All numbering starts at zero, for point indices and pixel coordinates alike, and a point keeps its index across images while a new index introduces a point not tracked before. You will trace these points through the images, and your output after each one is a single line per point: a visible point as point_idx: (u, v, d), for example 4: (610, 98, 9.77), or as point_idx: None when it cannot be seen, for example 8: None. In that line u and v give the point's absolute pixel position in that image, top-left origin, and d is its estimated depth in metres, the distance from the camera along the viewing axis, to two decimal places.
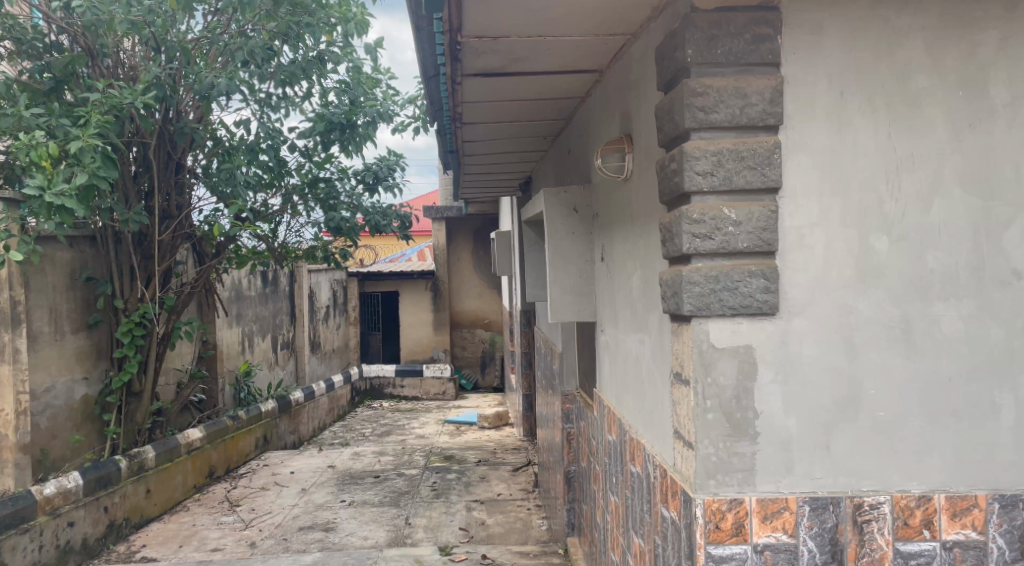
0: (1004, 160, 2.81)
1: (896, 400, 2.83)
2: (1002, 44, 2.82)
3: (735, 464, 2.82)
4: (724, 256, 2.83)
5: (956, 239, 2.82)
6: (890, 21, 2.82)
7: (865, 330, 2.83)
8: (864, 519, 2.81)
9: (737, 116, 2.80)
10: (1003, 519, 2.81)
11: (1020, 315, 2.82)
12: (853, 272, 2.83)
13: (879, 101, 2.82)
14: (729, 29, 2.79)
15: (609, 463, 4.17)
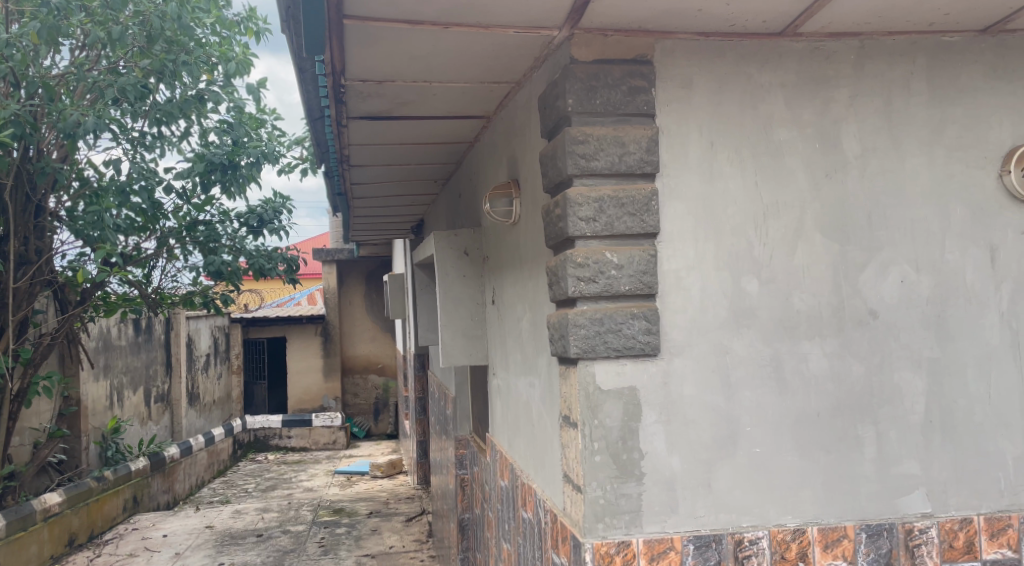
0: (858, 208, 2.99)
1: (771, 436, 2.92)
2: (851, 101, 3.00)
3: (622, 505, 2.84)
4: (609, 299, 2.89)
5: (818, 281, 2.97)
6: (753, 77, 2.96)
7: (740, 370, 2.92)
8: (744, 554, 2.87)
9: (617, 163, 2.87)
10: (870, 548, 2.92)
11: (878, 352, 2.98)
12: (728, 313, 2.93)
13: (745, 152, 2.95)
14: (606, 81, 2.87)
15: (501, 509, 4.13)
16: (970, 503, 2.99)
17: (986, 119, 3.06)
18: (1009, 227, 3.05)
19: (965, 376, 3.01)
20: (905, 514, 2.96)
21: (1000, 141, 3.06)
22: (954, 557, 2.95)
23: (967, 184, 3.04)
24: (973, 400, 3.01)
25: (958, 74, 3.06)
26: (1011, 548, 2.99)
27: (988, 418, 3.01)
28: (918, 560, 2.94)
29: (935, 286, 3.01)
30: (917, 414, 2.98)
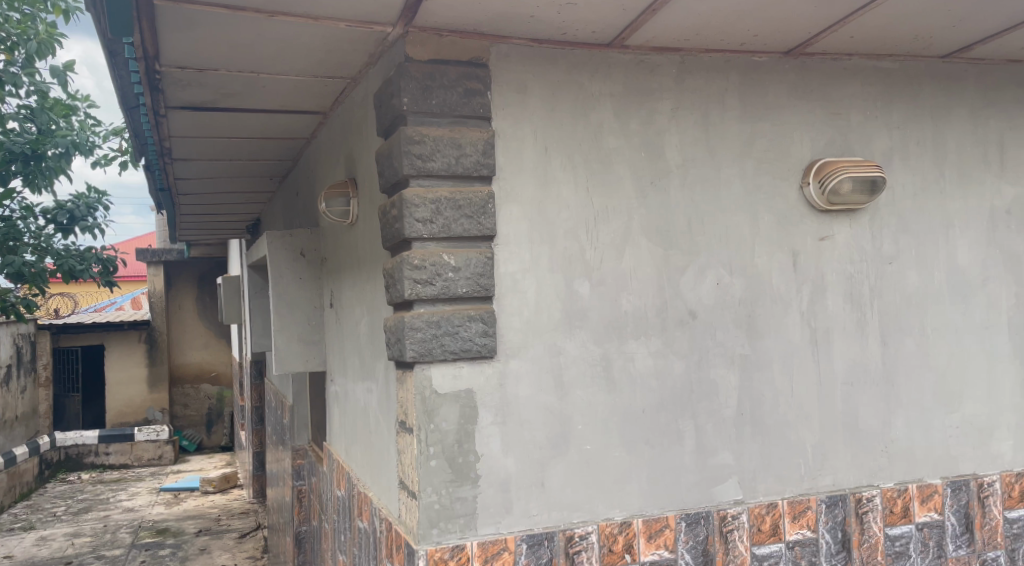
0: (679, 215, 3.13)
1: (600, 433, 3.00)
2: (674, 112, 3.14)
3: (457, 509, 2.82)
4: (446, 301, 2.87)
5: (644, 284, 3.08)
6: (584, 85, 3.03)
7: (572, 369, 2.98)
8: (575, 551, 2.93)
9: (453, 165, 2.86)
10: (689, 536, 3.07)
11: (696, 350, 3.13)
12: (560, 315, 2.98)
13: (577, 157, 3.02)
14: (442, 81, 2.85)
15: (337, 520, 4.02)
16: (776, 489, 3.22)
17: (790, 134, 3.28)
18: (808, 234, 3.29)
19: (771, 371, 3.23)
20: (719, 502, 3.14)
21: (802, 155, 3.29)
22: (762, 540, 3.16)
23: (773, 195, 3.25)
24: (778, 393, 3.23)
25: (766, 92, 3.26)
26: (811, 529, 3.23)
27: (791, 409, 3.25)
28: (730, 546, 3.12)
29: (746, 289, 3.21)
30: (730, 408, 3.17)
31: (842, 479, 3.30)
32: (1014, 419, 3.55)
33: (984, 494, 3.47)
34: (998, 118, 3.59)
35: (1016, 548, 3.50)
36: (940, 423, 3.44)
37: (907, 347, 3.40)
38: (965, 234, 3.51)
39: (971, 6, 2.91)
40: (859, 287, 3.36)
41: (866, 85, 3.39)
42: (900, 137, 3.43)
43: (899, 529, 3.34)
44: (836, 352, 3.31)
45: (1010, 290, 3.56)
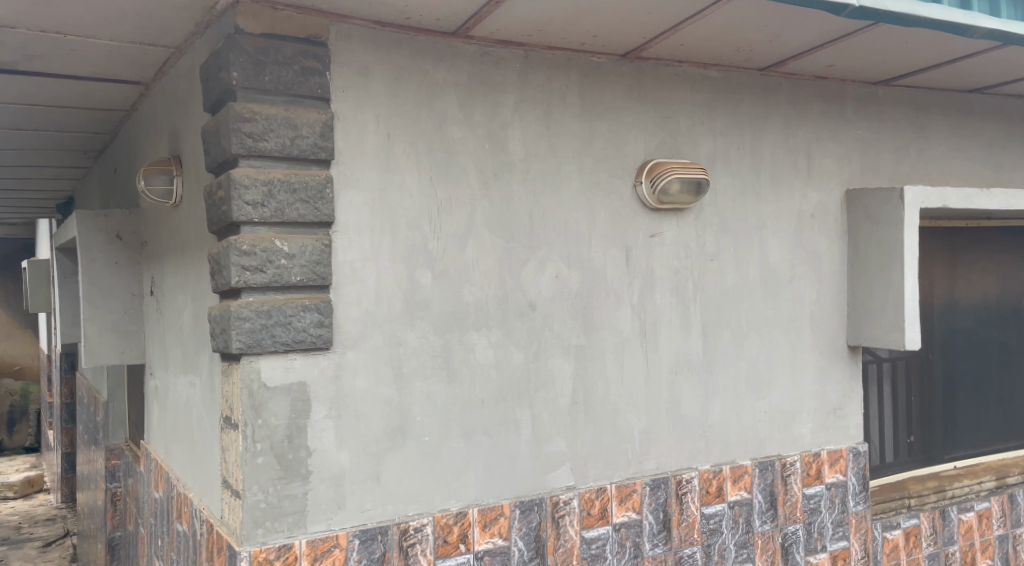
0: (522, 208, 3.14)
1: (438, 425, 2.96)
2: (517, 106, 3.14)
3: (285, 507, 2.70)
4: (277, 290, 2.73)
5: (485, 275, 3.07)
6: (428, 72, 2.96)
7: (412, 361, 2.92)
8: (409, 544, 2.88)
9: (288, 146, 2.72)
10: (522, 523, 3.10)
11: (535, 340, 3.16)
12: (400, 305, 2.91)
13: (420, 144, 2.95)
14: (276, 58, 2.70)
15: (154, 523, 3.75)
16: (604, 474, 3.31)
17: (624, 134, 3.36)
18: (640, 231, 3.40)
19: (604, 361, 3.31)
20: (552, 488, 3.19)
21: (637, 155, 3.39)
22: (591, 524, 3.25)
23: (609, 192, 3.33)
24: (610, 382, 3.32)
25: (604, 93, 3.33)
26: (635, 511, 3.35)
27: (621, 397, 3.35)
28: (561, 531, 3.18)
29: (582, 282, 3.27)
30: (566, 397, 3.22)
31: (665, 462, 3.45)
32: (814, 404, 3.84)
33: (787, 472, 3.72)
34: (807, 129, 3.82)
35: (813, 521, 3.76)
36: (751, 409, 3.66)
37: (724, 339, 3.60)
38: (777, 234, 3.74)
39: (787, 24, 3.10)
40: (685, 282, 3.51)
41: (696, 90, 3.54)
42: (723, 142, 3.60)
43: (714, 507, 3.53)
44: (663, 343, 3.45)
45: (813, 288, 3.84)
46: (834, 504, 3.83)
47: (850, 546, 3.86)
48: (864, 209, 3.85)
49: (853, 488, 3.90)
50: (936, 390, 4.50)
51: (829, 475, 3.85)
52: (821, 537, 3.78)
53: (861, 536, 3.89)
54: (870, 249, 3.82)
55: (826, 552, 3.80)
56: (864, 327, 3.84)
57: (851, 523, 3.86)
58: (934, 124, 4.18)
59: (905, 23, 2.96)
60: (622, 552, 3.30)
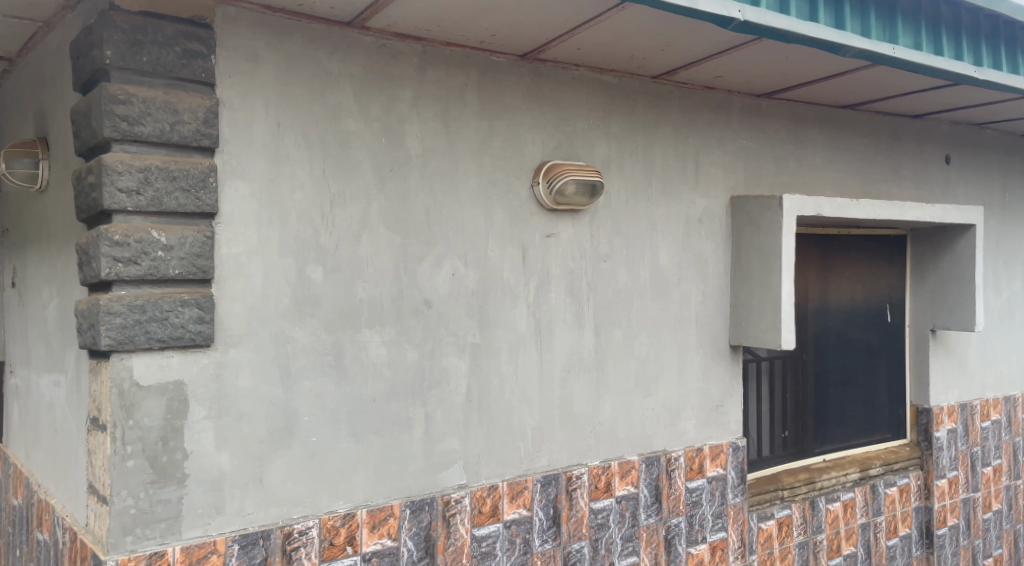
0: (418, 205, 3.09)
1: (327, 425, 2.88)
2: (415, 101, 3.08)
3: (158, 513, 2.57)
4: (153, 283, 2.59)
5: (379, 271, 3.00)
6: (321, 62, 2.87)
7: (300, 359, 2.83)
8: (292, 548, 2.79)
9: (168, 132, 2.58)
10: (412, 523, 3.05)
11: (429, 339, 3.12)
12: (289, 301, 2.81)
13: (312, 136, 2.86)
14: (155, 38, 2.56)
15: (13, 532, 3.50)
16: (497, 471, 3.30)
17: (521, 134, 3.36)
18: (536, 231, 3.40)
19: (498, 360, 3.31)
20: (444, 487, 3.15)
21: (534, 155, 3.39)
22: (482, 522, 3.23)
23: (505, 191, 3.32)
24: (504, 381, 3.32)
25: (502, 92, 3.31)
26: (526, 508, 3.36)
27: (515, 395, 3.35)
28: (452, 529, 3.15)
29: (478, 281, 3.25)
30: (459, 395, 3.20)
31: (556, 459, 3.48)
32: (698, 401, 3.95)
33: (671, 467, 3.82)
34: (697, 136, 3.92)
35: (695, 513, 3.87)
36: (638, 405, 3.73)
37: (615, 338, 3.65)
38: (667, 238, 3.83)
39: (678, 34, 3.18)
40: (579, 282, 3.54)
41: (592, 93, 3.57)
42: (617, 146, 3.65)
43: (602, 502, 3.57)
44: (556, 342, 3.47)
45: (699, 289, 3.95)
46: (714, 497, 3.95)
47: (728, 537, 4.00)
48: (747, 215, 3.99)
49: (732, 481, 4.03)
50: (810, 387, 4.72)
51: (711, 469, 3.97)
52: (702, 528, 3.89)
53: (738, 527, 4.04)
54: (752, 253, 3.96)
55: (706, 543, 3.91)
56: (745, 328, 3.98)
57: (729, 514, 4.00)
58: (811, 137, 4.38)
59: (785, 39, 3.10)
60: (512, 549, 3.30)
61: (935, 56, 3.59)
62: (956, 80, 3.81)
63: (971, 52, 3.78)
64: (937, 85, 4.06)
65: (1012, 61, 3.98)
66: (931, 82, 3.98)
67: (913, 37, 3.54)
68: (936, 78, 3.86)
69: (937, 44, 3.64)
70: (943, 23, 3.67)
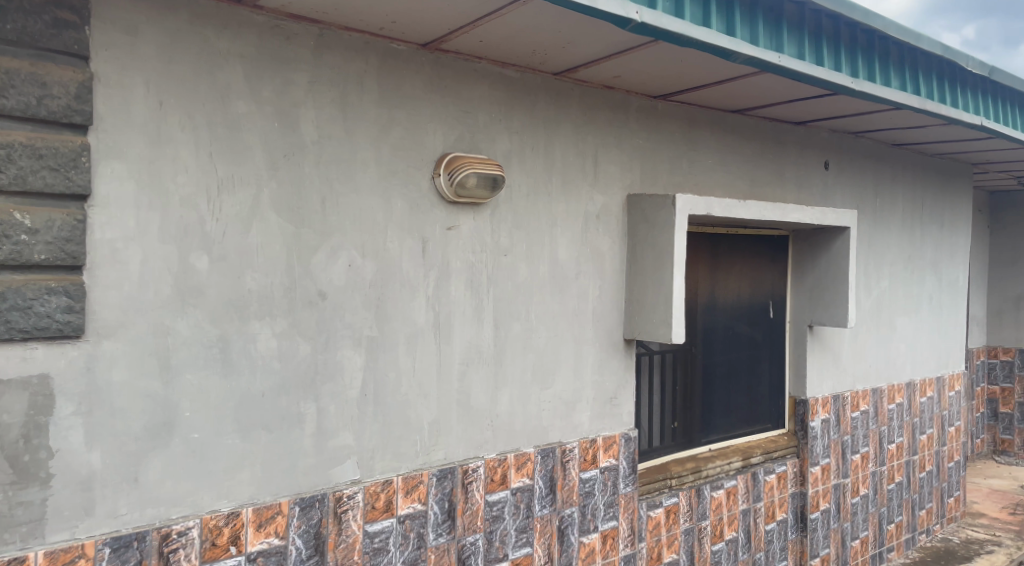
0: (312, 193, 2.99)
1: (210, 421, 2.76)
2: (310, 86, 2.97)
3: (18, 516, 2.40)
4: (15, 269, 2.40)
5: (270, 261, 2.89)
6: (209, 41, 2.73)
7: (182, 352, 2.70)
8: (170, 549, 2.66)
9: (34, 106, 2.40)
10: (301, 521, 2.96)
11: (323, 331, 3.03)
12: (170, 291, 2.67)
13: (198, 118, 2.72)
14: (20, 4, 2.37)
15: None
16: (391, 466, 3.24)
17: (421, 124, 3.30)
18: (435, 223, 3.35)
19: (395, 353, 3.24)
20: (335, 484, 3.08)
21: (435, 146, 3.34)
22: (375, 517, 3.16)
23: (404, 182, 3.25)
24: (401, 374, 3.26)
25: (403, 81, 3.23)
26: (421, 502, 3.31)
27: (411, 389, 3.30)
28: (343, 526, 3.07)
29: (375, 272, 3.17)
30: (353, 389, 3.12)
31: (453, 452, 3.44)
32: (592, 394, 3.99)
33: (566, 458, 3.84)
34: (596, 134, 3.95)
35: (587, 503, 3.92)
36: (535, 398, 3.74)
37: (514, 331, 3.64)
38: (566, 233, 3.84)
39: (579, 32, 3.19)
40: (478, 275, 3.51)
41: (494, 87, 3.54)
42: (518, 141, 3.64)
43: (497, 495, 3.56)
44: (455, 335, 3.43)
45: (596, 284, 3.99)
46: (606, 487, 4.00)
47: (619, 525, 4.06)
48: (642, 213, 4.05)
49: (624, 471, 4.10)
50: (698, 380, 4.85)
51: (604, 459, 4.02)
52: (593, 518, 3.94)
53: (628, 516, 4.11)
54: (646, 250, 4.03)
55: (598, 532, 3.97)
56: (638, 323, 4.05)
57: (620, 504, 4.07)
58: (704, 139, 4.48)
59: (678, 42, 3.15)
60: (405, 544, 3.25)
61: (815, 66, 3.73)
62: (833, 89, 3.97)
63: (848, 64, 3.95)
64: (817, 94, 4.23)
65: (886, 73, 4.18)
66: (812, 91, 4.14)
67: (797, 47, 3.66)
68: (815, 87, 4.02)
69: (819, 55, 3.78)
70: (823, 35, 3.82)
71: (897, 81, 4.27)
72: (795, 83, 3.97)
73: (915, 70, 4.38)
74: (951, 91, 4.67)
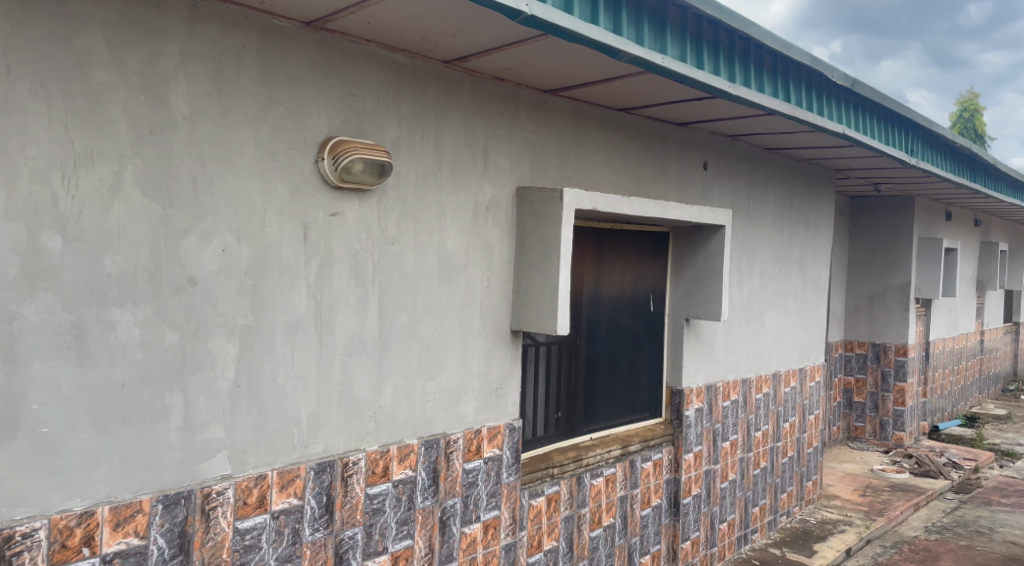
0: (183, 173, 2.82)
1: (61, 413, 2.58)
2: (181, 59, 2.80)
3: None
4: None
5: (134, 244, 2.71)
6: (67, 4, 2.53)
7: (30, 339, 2.51)
8: (13, 552, 2.48)
9: None
10: (164, 519, 2.80)
11: (192, 319, 2.87)
12: (17, 273, 2.48)
13: (52, 88, 2.53)
14: None
15: None
16: (266, 460, 3.11)
17: (305, 106, 3.16)
18: (318, 209, 3.23)
19: (272, 343, 3.11)
20: (204, 479, 2.93)
21: (319, 130, 3.21)
22: (246, 514, 3.03)
23: (286, 164, 3.12)
24: (278, 365, 3.13)
25: (285, 59, 3.09)
26: (297, 496, 3.20)
27: (289, 380, 3.17)
28: (211, 523, 2.93)
29: (252, 258, 3.03)
30: (225, 380, 2.97)
31: (332, 445, 3.33)
32: (478, 385, 3.96)
33: (450, 449, 3.80)
34: (485, 124, 3.91)
35: (470, 494, 3.89)
36: (421, 389, 3.68)
37: (400, 321, 3.57)
38: (454, 223, 3.79)
39: (470, 21, 3.13)
40: (363, 264, 3.41)
41: (382, 71, 3.43)
42: (407, 128, 3.55)
43: (378, 487, 3.48)
44: (338, 325, 3.33)
45: (484, 275, 3.95)
46: (489, 477, 3.98)
47: (500, 515, 4.05)
48: (530, 206, 4.04)
49: (507, 461, 4.08)
50: (581, 371, 4.90)
51: (487, 450, 3.99)
52: (476, 508, 3.91)
53: (510, 505, 4.10)
54: (534, 243, 4.02)
55: (480, 522, 3.94)
56: (525, 314, 4.05)
57: (503, 493, 4.05)
58: (591, 135, 4.51)
59: (567, 37, 3.15)
60: (279, 540, 3.13)
61: (696, 69, 3.82)
62: (712, 93, 4.08)
63: (726, 69, 4.07)
64: (697, 97, 4.34)
65: (760, 80, 4.34)
66: (692, 93, 4.24)
67: (679, 49, 3.74)
68: (694, 90, 4.12)
69: (699, 59, 3.87)
70: (704, 39, 3.91)
71: (770, 88, 4.43)
72: (677, 85, 4.06)
73: (786, 78, 4.57)
74: (818, 100, 4.90)
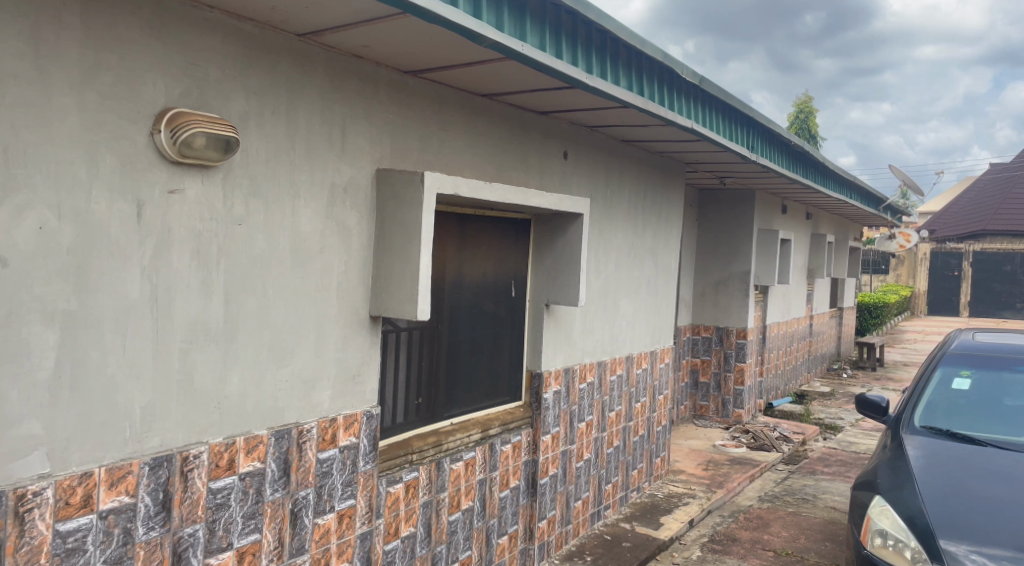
0: None
1: None
2: None
3: None
4: None
5: None
6: None
7: None
8: None
9: None
10: None
11: (3, 303, 2.63)
12: None
13: None
14: None
15: None
16: (93, 456, 2.87)
17: (139, 73, 2.92)
18: (154, 185, 2.99)
19: (101, 331, 2.87)
20: (17, 480, 2.68)
21: (154, 100, 2.97)
22: (68, 515, 2.79)
23: (116, 136, 2.87)
24: (108, 354, 2.90)
25: (114, 20, 2.84)
26: (129, 494, 2.97)
27: (120, 369, 2.94)
28: (26, 527, 2.69)
29: (76, 236, 2.79)
30: (44, 370, 2.74)
31: (171, 438, 3.12)
32: (334, 371, 3.82)
33: (302, 439, 3.65)
34: (342, 103, 3.75)
35: (324, 484, 3.75)
36: (271, 377, 3.51)
37: (248, 306, 3.38)
38: (308, 204, 3.62)
39: None
40: (206, 246, 3.19)
41: (227, 41, 3.21)
42: (255, 102, 3.35)
43: (222, 481, 3.29)
44: (178, 311, 3.11)
45: (340, 258, 3.81)
46: (344, 466, 3.86)
47: (356, 504, 3.93)
48: (390, 188, 3.93)
49: (364, 450, 3.97)
50: (442, 356, 4.84)
51: (343, 438, 3.86)
52: (330, 498, 3.78)
53: (366, 494, 3.99)
54: (394, 226, 3.91)
55: (334, 512, 3.81)
56: (384, 299, 3.94)
57: (359, 482, 3.94)
58: (452, 120, 4.44)
59: (424, 16, 3.05)
60: (108, 542, 2.90)
61: (555, 58, 3.82)
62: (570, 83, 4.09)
63: (583, 60, 4.10)
64: (555, 86, 4.35)
65: (614, 72, 4.41)
66: (550, 82, 4.25)
67: (537, 37, 3.72)
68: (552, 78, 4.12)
69: (557, 48, 3.88)
70: (562, 29, 3.91)
71: (624, 80, 4.51)
72: (535, 73, 4.04)
73: (639, 72, 4.67)
74: (669, 94, 5.04)
